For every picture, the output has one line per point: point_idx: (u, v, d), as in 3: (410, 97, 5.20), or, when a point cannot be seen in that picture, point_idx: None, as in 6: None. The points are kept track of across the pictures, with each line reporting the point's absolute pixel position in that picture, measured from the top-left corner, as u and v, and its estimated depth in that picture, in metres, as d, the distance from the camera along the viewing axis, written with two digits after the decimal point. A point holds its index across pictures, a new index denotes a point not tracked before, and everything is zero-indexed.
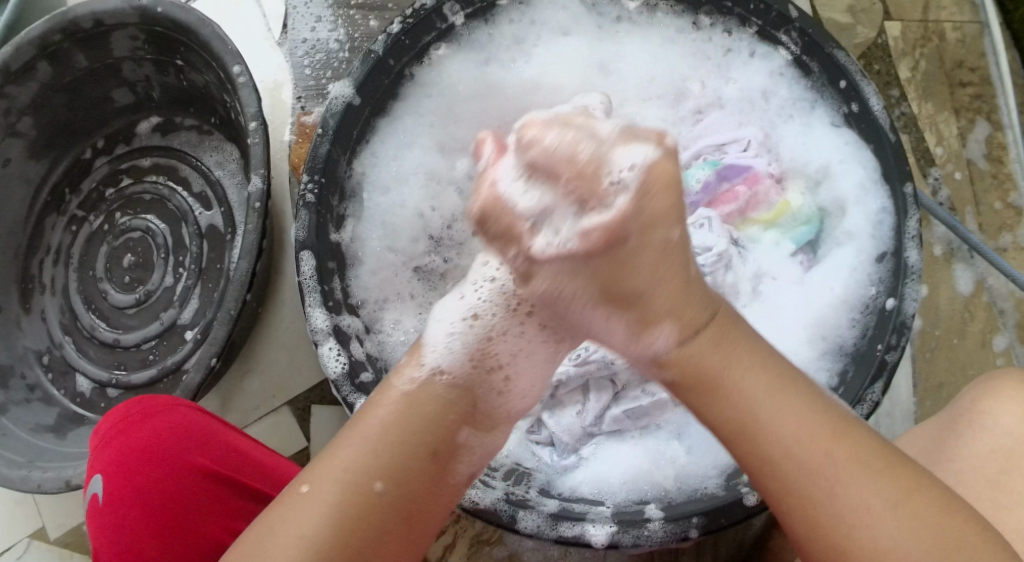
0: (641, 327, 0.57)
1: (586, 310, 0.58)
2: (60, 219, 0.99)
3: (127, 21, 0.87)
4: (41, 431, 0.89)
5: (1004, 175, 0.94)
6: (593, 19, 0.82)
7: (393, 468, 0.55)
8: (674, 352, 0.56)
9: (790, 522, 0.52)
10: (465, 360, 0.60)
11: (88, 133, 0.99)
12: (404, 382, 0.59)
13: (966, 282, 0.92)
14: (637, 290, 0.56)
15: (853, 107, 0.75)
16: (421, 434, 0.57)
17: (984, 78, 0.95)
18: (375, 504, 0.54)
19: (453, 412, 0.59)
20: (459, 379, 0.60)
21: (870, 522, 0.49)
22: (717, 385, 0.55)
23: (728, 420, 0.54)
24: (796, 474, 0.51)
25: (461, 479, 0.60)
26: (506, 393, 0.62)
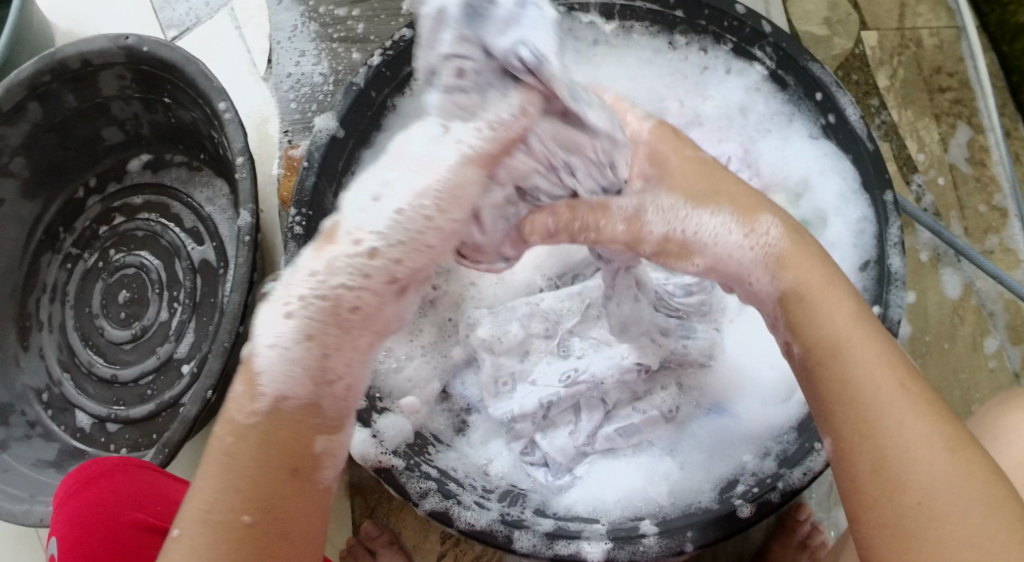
0: (746, 219, 0.56)
1: (698, 227, 0.55)
2: (54, 257, 1.00)
3: (113, 60, 0.88)
4: (42, 467, 0.90)
5: (988, 178, 0.94)
6: (570, 43, 0.82)
7: (259, 501, 0.51)
8: (787, 248, 0.56)
9: (852, 457, 0.52)
10: (303, 380, 0.50)
11: (80, 172, 1.01)
12: (238, 413, 0.51)
13: (954, 287, 0.93)
14: (714, 189, 0.56)
15: (831, 118, 0.75)
16: (269, 462, 0.51)
17: (963, 82, 0.96)
18: (243, 540, 0.51)
19: (297, 430, 0.51)
20: (301, 400, 0.51)
21: (925, 472, 0.50)
22: (823, 319, 0.54)
23: (820, 337, 0.54)
24: (875, 407, 0.51)
25: (328, 484, 0.55)
26: (351, 398, 0.53)
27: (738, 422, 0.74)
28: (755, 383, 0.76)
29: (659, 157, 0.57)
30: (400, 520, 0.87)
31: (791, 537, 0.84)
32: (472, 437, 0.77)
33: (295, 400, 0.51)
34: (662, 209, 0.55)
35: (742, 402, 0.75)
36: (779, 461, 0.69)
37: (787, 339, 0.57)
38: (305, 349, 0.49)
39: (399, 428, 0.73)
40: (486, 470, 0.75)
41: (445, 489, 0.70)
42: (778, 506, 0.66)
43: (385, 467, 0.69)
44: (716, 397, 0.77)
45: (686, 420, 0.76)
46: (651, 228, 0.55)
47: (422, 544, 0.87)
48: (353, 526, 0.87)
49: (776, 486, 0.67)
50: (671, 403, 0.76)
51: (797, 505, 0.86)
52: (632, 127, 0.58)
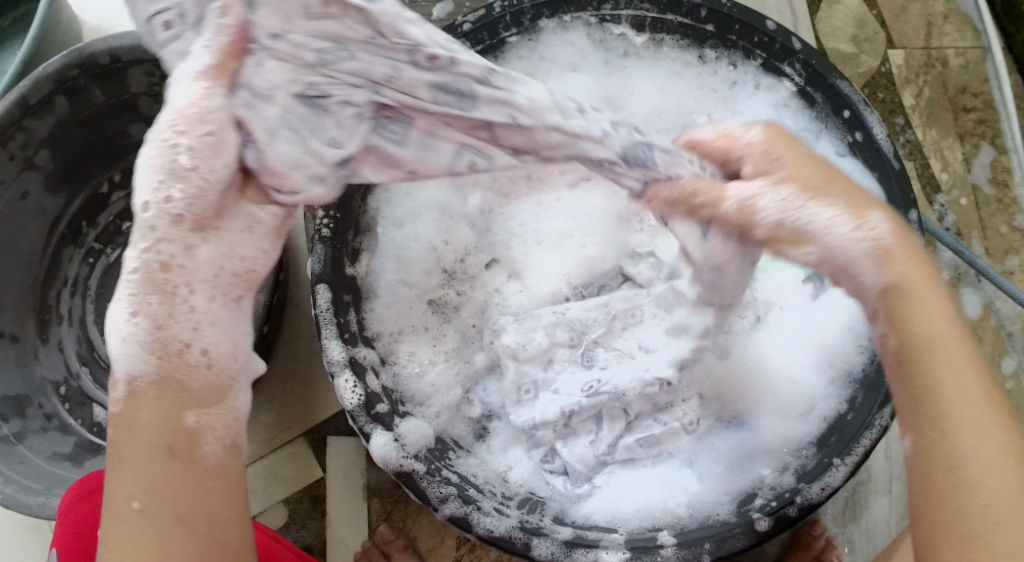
0: (855, 212, 0.55)
1: (810, 213, 0.55)
2: (77, 251, 1.02)
3: (143, 57, 0.88)
4: (58, 460, 0.91)
5: (1010, 199, 0.94)
6: (601, 54, 0.83)
7: (140, 485, 0.51)
8: (896, 245, 0.55)
9: (925, 456, 0.53)
10: (145, 355, 0.51)
11: (104, 168, 1.02)
12: (112, 404, 0.53)
13: (973, 306, 0.93)
14: (830, 183, 0.56)
15: (858, 136, 0.76)
16: (145, 441, 0.51)
17: (988, 103, 0.96)
18: (135, 525, 0.51)
19: (160, 409, 0.51)
20: (149, 377, 0.52)
21: (996, 481, 0.50)
22: (919, 319, 0.54)
23: (914, 336, 0.54)
24: (953, 412, 0.52)
25: (221, 459, 0.53)
26: (211, 366, 0.53)
27: (757, 436, 0.74)
28: (773, 395, 0.76)
29: (774, 155, 0.57)
30: (416, 523, 0.87)
31: (805, 553, 0.84)
32: (492, 444, 0.77)
33: (143, 380, 0.52)
34: (777, 195, 0.55)
35: (763, 415, 0.75)
36: (797, 476, 0.70)
37: (881, 332, 0.56)
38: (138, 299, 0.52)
39: (420, 432, 0.72)
40: (505, 477, 0.74)
41: (465, 494, 0.69)
42: (796, 521, 0.67)
43: (405, 470, 0.68)
44: (737, 408, 0.77)
45: (707, 432, 0.76)
46: (764, 214, 0.55)
47: (436, 549, 0.87)
48: (369, 529, 0.88)
49: (795, 500, 0.67)
50: (693, 415, 0.76)
51: (813, 520, 0.86)
52: (747, 134, 0.59)
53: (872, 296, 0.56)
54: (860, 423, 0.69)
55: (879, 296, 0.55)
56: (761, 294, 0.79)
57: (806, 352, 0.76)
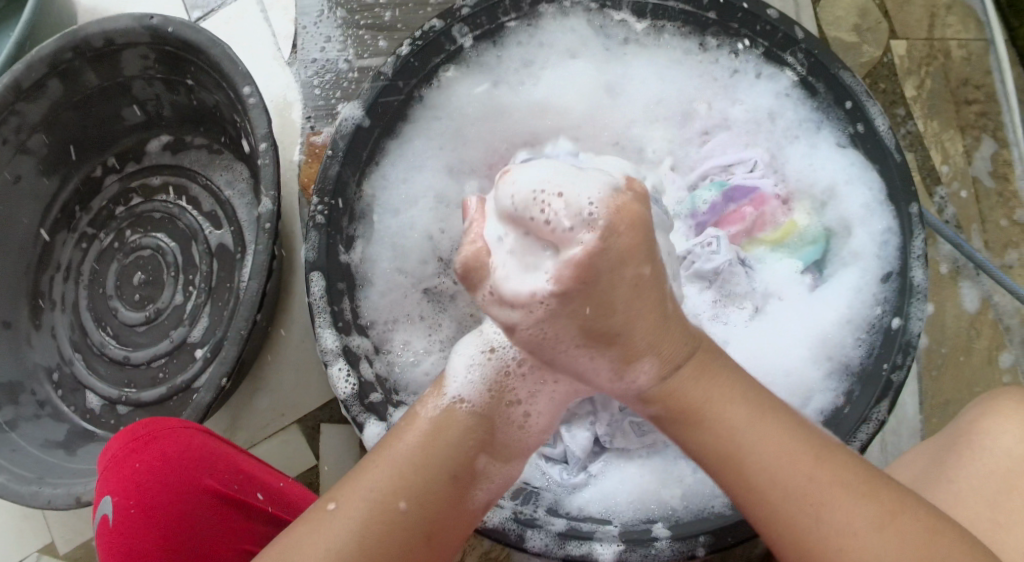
0: (624, 362, 0.60)
1: (576, 354, 0.61)
2: (70, 236, 1.00)
3: (137, 40, 0.87)
4: (51, 447, 0.90)
5: (1011, 193, 0.94)
6: (600, 41, 0.82)
7: (415, 489, 0.57)
8: (654, 391, 0.60)
9: (775, 546, 0.54)
10: (482, 389, 0.62)
11: (99, 151, 1.00)
12: (428, 410, 0.61)
13: (972, 300, 0.92)
14: (615, 330, 0.59)
15: (859, 127, 0.75)
16: (441, 460, 0.59)
17: (990, 95, 0.96)
18: (396, 521, 0.56)
19: (463, 429, 0.61)
20: (479, 409, 0.62)
21: (866, 541, 0.51)
22: (709, 434, 0.57)
23: (709, 449, 0.57)
24: (789, 505, 0.53)
25: (478, 507, 0.62)
26: (524, 427, 0.64)
27: None
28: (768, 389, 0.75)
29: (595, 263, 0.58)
30: None
31: None
32: None
33: (469, 406, 0.62)
34: (527, 315, 0.60)
35: None
36: None
37: (682, 439, 0.59)
38: (489, 361, 0.63)
39: None
40: None
41: None
42: None
43: None
44: None
45: None
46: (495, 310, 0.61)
47: None
48: None
49: None
50: None
51: None
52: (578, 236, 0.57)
53: (662, 419, 0.60)
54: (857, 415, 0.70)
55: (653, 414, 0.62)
56: (760, 285, 0.78)
57: (804, 342, 0.75)
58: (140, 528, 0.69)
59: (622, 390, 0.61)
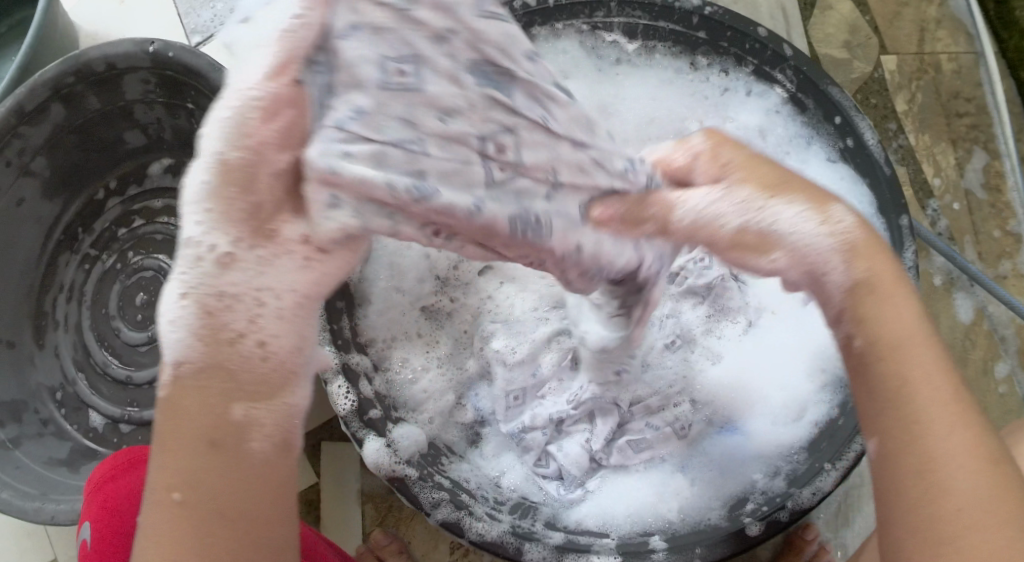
0: (818, 206, 0.54)
1: (773, 203, 0.54)
2: (72, 257, 1.01)
3: (138, 64, 0.89)
4: (54, 465, 0.91)
5: (1003, 204, 0.95)
6: (593, 62, 0.83)
7: (184, 474, 0.50)
8: (864, 242, 0.54)
9: (897, 458, 0.50)
10: (194, 342, 0.50)
11: (101, 173, 1.02)
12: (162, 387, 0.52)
13: (967, 311, 0.93)
14: (782, 179, 0.55)
15: (849, 142, 0.77)
16: (191, 427, 0.50)
17: (981, 108, 0.97)
18: (176, 516, 0.49)
19: (199, 392, 0.50)
20: (195, 363, 0.50)
21: (973, 478, 0.48)
22: (882, 322, 0.53)
23: (882, 336, 0.52)
24: (927, 414, 0.50)
25: (273, 452, 0.51)
26: (267, 359, 0.51)
27: (751, 440, 0.74)
28: (763, 401, 0.76)
29: (721, 157, 0.55)
30: (409, 528, 0.87)
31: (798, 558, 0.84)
32: (485, 449, 0.77)
33: (189, 365, 0.50)
34: (708, 199, 0.54)
35: (756, 421, 0.75)
36: (789, 480, 0.70)
37: (846, 332, 0.55)
38: (186, 309, 0.49)
39: (413, 437, 0.73)
40: (497, 482, 0.74)
41: (457, 499, 0.70)
42: (786, 525, 0.67)
43: (398, 476, 0.69)
44: (730, 414, 0.77)
45: (698, 437, 0.76)
46: (725, 224, 0.54)
47: (430, 554, 0.87)
48: (362, 535, 0.87)
49: (785, 505, 0.68)
50: (684, 419, 0.76)
51: (805, 525, 0.86)
52: (690, 143, 0.57)
53: (856, 293, 0.54)
54: (851, 427, 0.70)
55: (848, 291, 0.54)
56: (752, 301, 0.80)
57: (795, 356, 0.77)
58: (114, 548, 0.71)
59: (824, 250, 0.54)
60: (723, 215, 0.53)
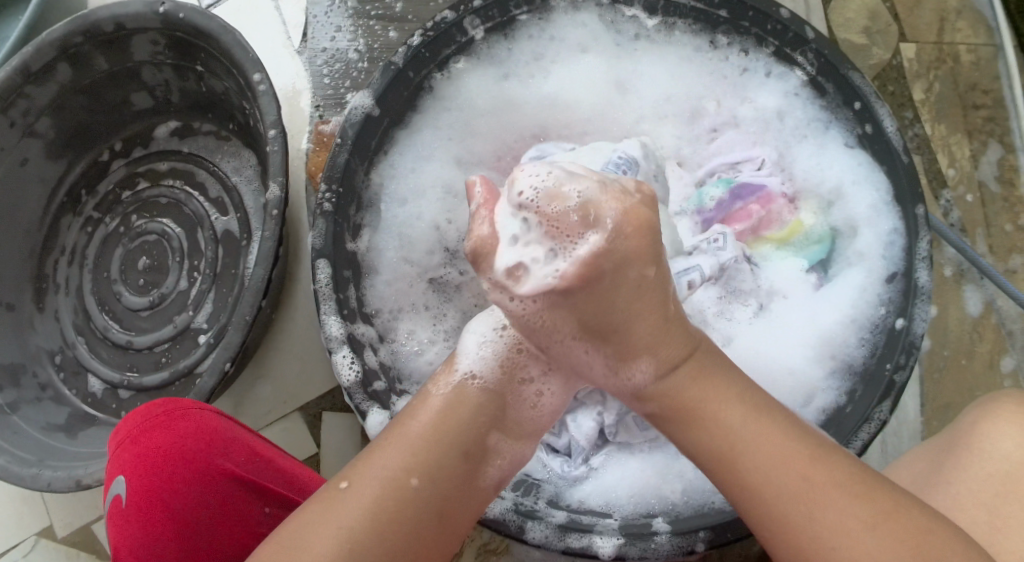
0: (621, 361, 0.62)
1: (571, 345, 0.63)
2: (75, 220, 1.00)
3: (148, 25, 0.87)
4: (52, 430, 0.90)
5: (1016, 198, 0.94)
6: (611, 36, 0.82)
7: (426, 466, 0.58)
8: (652, 388, 0.61)
9: (773, 540, 0.55)
10: (496, 368, 0.63)
11: (106, 135, 1.00)
12: (442, 388, 0.62)
13: (975, 304, 0.92)
14: (614, 324, 0.61)
15: (868, 128, 0.75)
16: (451, 441, 0.60)
17: (997, 100, 0.96)
18: (409, 498, 0.57)
19: (473, 410, 0.61)
20: (490, 385, 0.63)
21: (847, 531, 0.52)
22: (710, 430, 0.58)
23: (707, 446, 0.58)
24: (784, 488, 0.55)
25: (491, 485, 0.63)
26: (536, 406, 0.65)
27: None
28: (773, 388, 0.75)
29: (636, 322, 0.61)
30: None
31: None
32: None
33: (483, 383, 0.62)
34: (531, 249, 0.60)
35: None
36: None
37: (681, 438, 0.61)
38: (504, 340, 0.64)
39: None
40: None
41: None
42: None
43: None
44: None
45: None
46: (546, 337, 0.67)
47: None
48: None
49: None
50: None
51: None
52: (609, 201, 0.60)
53: (659, 418, 0.61)
54: (860, 415, 0.70)
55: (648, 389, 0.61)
56: (765, 283, 0.79)
57: (806, 339, 0.76)
58: (150, 509, 0.69)
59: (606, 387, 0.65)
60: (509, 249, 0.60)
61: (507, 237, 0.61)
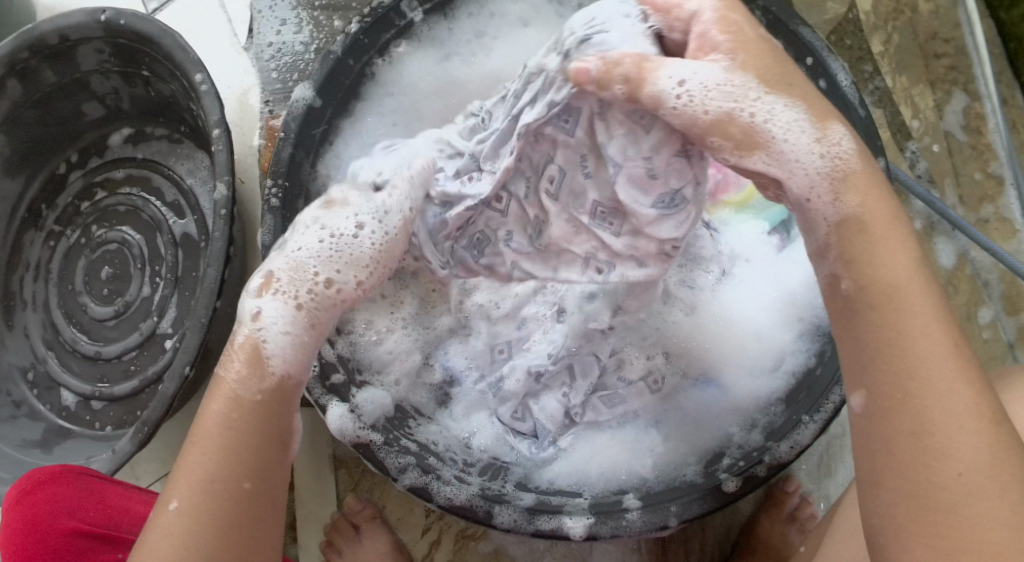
0: (819, 124, 0.54)
1: (762, 102, 0.54)
2: (38, 235, 0.99)
3: (91, 34, 0.86)
4: (28, 446, 0.90)
5: (984, 146, 0.92)
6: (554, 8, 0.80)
7: (251, 467, 0.54)
8: (858, 175, 0.53)
9: (888, 412, 0.50)
10: (304, 349, 0.57)
11: (62, 148, 0.99)
12: (239, 384, 0.55)
13: (948, 256, 0.91)
14: (787, 80, 0.55)
15: (822, 83, 0.74)
16: (266, 430, 0.55)
17: (961, 49, 0.93)
18: (236, 502, 0.53)
19: (285, 399, 0.56)
20: (294, 374, 0.57)
21: (966, 439, 0.48)
22: (884, 266, 0.52)
23: (875, 282, 0.51)
24: (928, 370, 0.49)
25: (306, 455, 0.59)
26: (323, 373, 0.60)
27: (725, 393, 0.74)
28: (741, 353, 0.75)
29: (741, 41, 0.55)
30: (385, 493, 0.86)
31: (779, 510, 0.83)
32: (455, 410, 0.76)
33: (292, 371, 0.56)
34: (711, 79, 0.53)
35: (732, 373, 0.74)
36: (766, 434, 0.70)
37: (833, 272, 0.54)
38: (303, 323, 0.57)
39: (378, 401, 0.73)
40: (468, 443, 0.73)
41: (424, 463, 0.69)
42: (763, 480, 0.66)
43: (364, 442, 0.69)
44: (704, 366, 0.75)
45: (673, 391, 0.75)
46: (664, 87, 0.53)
47: (406, 518, 0.86)
48: (336, 501, 0.86)
49: (762, 460, 0.67)
50: (658, 372, 0.75)
51: (785, 477, 0.86)
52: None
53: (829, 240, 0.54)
54: (832, 374, 0.69)
55: (836, 176, 0.53)
56: (727, 248, 0.78)
57: (770, 303, 0.76)
58: None
59: (814, 169, 0.53)
60: (710, 85, 0.53)
61: (682, 66, 0.53)
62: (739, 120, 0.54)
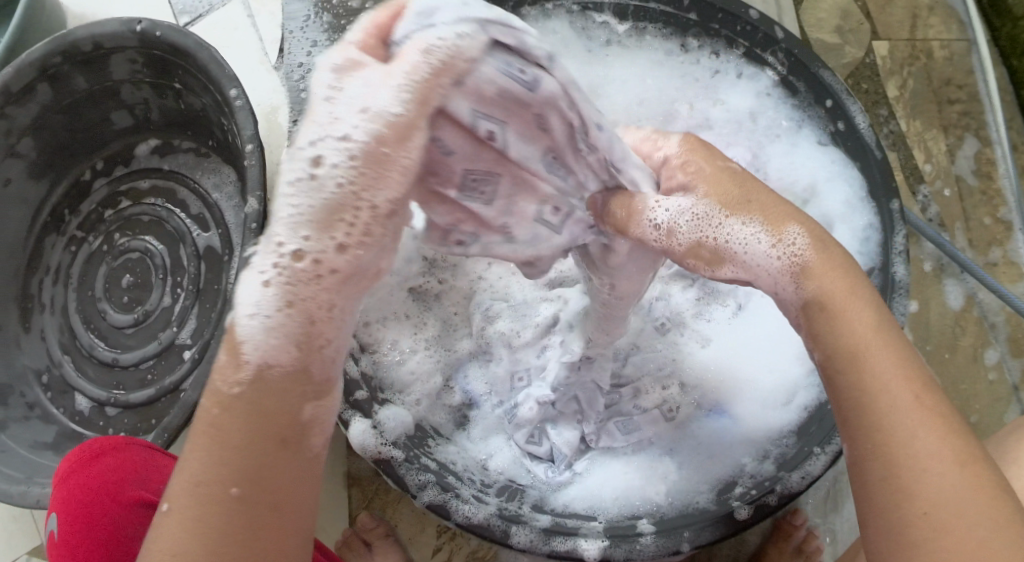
0: (773, 227, 0.54)
1: (728, 225, 0.54)
2: (59, 239, 1.00)
3: (125, 43, 0.88)
4: (40, 448, 0.90)
5: (994, 191, 0.95)
6: (582, 43, 0.83)
7: (245, 469, 0.47)
8: (815, 261, 0.53)
9: (860, 461, 0.50)
10: (286, 345, 0.47)
11: (87, 155, 1.01)
12: (226, 383, 0.48)
13: (956, 298, 0.93)
14: (747, 196, 0.55)
15: (840, 125, 0.76)
16: (261, 430, 0.48)
17: (972, 95, 0.96)
18: (229, 510, 0.47)
19: (284, 394, 0.48)
20: (287, 367, 0.47)
21: (936, 480, 0.48)
22: (846, 325, 0.52)
23: (838, 344, 0.52)
24: (894, 417, 0.49)
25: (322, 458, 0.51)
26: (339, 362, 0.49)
27: (737, 425, 0.74)
28: (756, 387, 0.76)
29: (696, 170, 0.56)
30: (396, 512, 0.87)
31: (786, 543, 0.84)
32: (473, 432, 0.77)
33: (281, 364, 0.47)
34: (689, 212, 0.54)
35: (743, 406, 0.75)
36: (777, 464, 0.70)
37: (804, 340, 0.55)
38: (287, 313, 0.46)
39: (399, 420, 0.73)
40: (485, 464, 0.74)
41: (444, 481, 0.69)
42: (775, 509, 0.67)
43: (384, 457, 0.69)
44: (718, 396, 0.76)
45: (687, 420, 0.76)
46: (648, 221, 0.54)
47: (417, 537, 0.87)
48: (349, 518, 0.87)
49: (774, 489, 0.67)
50: (672, 402, 0.77)
51: (792, 510, 0.87)
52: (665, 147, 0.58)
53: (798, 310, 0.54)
54: None
55: (794, 265, 0.53)
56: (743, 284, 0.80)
57: (782, 339, 0.77)
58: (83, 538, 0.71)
59: (773, 270, 0.53)
60: (689, 219, 0.54)
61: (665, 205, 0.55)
62: (706, 245, 0.55)
